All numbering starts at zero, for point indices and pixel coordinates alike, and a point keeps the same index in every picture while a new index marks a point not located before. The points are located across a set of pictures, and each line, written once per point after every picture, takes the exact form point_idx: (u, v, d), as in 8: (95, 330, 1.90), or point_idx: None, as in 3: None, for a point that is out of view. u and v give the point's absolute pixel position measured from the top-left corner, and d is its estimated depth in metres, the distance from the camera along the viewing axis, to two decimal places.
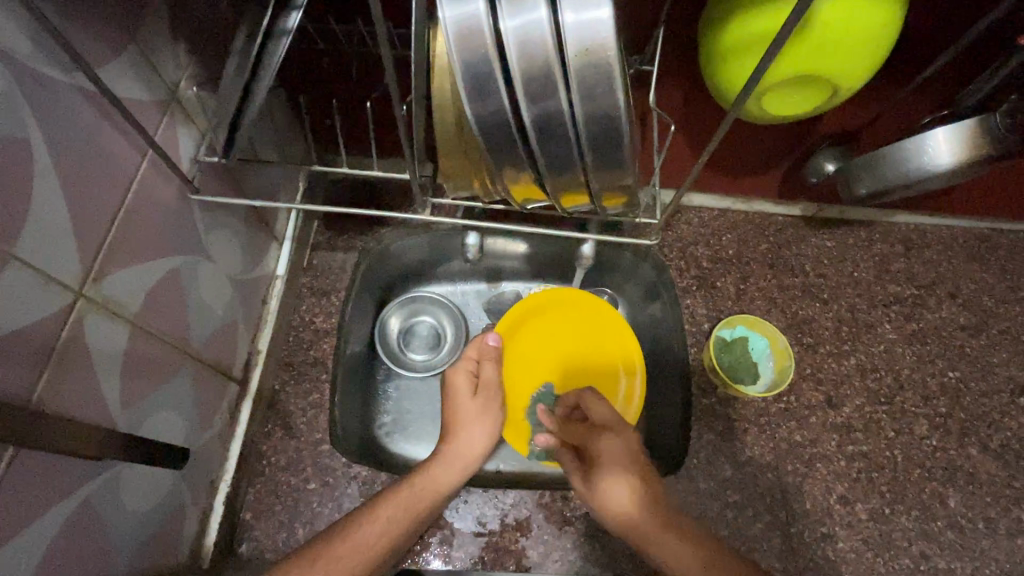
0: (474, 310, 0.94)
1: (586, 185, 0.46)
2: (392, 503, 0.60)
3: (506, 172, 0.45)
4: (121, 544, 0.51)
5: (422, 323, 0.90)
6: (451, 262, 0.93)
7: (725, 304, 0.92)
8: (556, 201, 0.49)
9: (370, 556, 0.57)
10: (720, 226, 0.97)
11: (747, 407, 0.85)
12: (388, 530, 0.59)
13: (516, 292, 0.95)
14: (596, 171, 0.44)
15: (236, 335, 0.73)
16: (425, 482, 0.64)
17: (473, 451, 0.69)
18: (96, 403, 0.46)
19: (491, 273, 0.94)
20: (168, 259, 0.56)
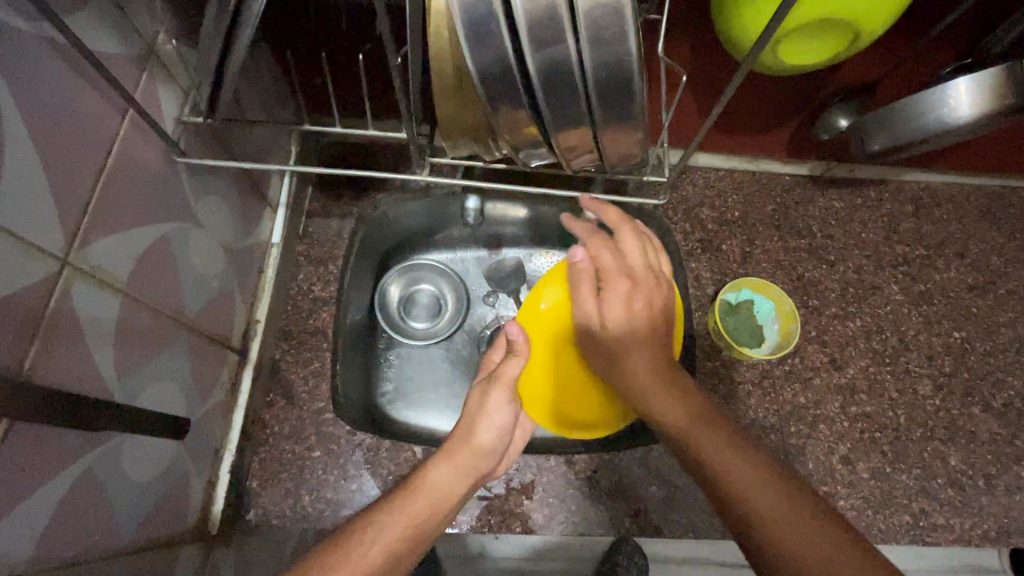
0: (475, 277, 0.92)
1: (593, 140, 0.44)
2: (388, 514, 0.52)
3: (506, 128, 0.42)
4: (124, 513, 0.51)
5: (421, 292, 0.89)
6: (450, 228, 0.91)
7: (729, 267, 0.91)
8: (561, 158, 0.46)
9: (381, 566, 0.48)
10: (726, 186, 0.95)
11: (751, 370, 0.84)
12: (390, 540, 0.49)
13: (517, 258, 0.92)
14: (603, 125, 0.41)
15: (233, 304, 0.72)
16: (424, 489, 0.55)
17: (485, 448, 0.60)
18: (93, 375, 0.45)
19: (491, 239, 0.92)
20: (157, 227, 0.53)
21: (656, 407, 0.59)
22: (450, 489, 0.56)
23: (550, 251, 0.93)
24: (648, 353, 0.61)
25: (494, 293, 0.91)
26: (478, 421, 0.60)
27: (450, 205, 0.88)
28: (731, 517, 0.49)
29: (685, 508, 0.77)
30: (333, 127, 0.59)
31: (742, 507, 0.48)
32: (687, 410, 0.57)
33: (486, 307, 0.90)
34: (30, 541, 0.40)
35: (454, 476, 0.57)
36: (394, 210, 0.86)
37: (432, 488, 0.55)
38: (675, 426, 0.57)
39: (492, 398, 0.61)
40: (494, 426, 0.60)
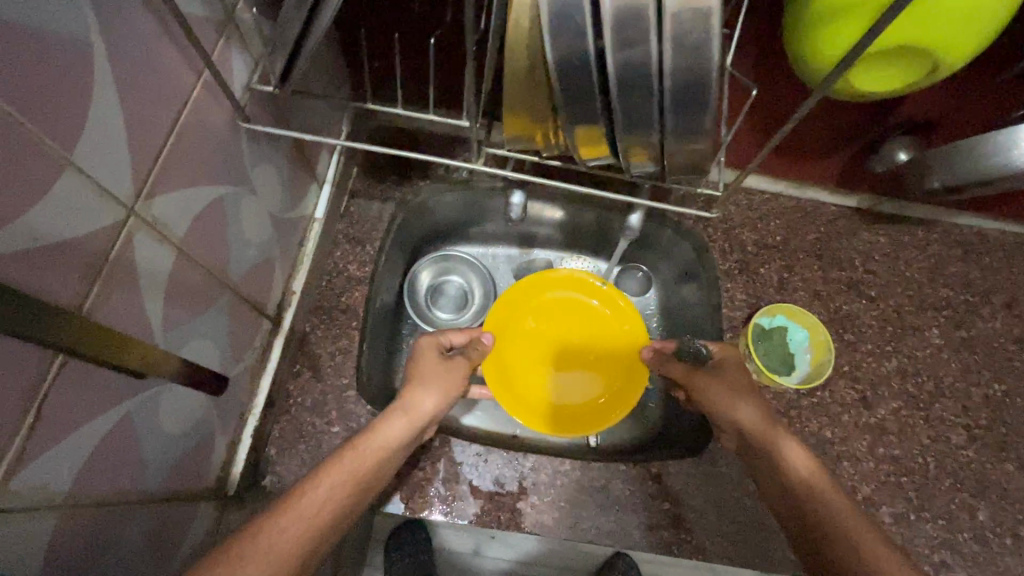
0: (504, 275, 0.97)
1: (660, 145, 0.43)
2: (335, 472, 0.54)
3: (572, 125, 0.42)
4: (154, 461, 0.52)
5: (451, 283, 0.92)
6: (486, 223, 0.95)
7: (765, 290, 0.90)
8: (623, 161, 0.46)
9: (318, 523, 0.49)
10: (769, 210, 0.95)
11: (778, 397, 0.83)
12: (330, 502, 0.51)
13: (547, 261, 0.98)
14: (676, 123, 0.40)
15: (272, 272, 0.73)
16: (374, 443, 0.58)
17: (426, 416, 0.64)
18: (142, 323, 0.47)
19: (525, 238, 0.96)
20: (214, 188, 0.55)
21: (780, 456, 0.57)
22: (398, 441, 0.60)
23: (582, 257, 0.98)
24: (804, 486, 0.54)
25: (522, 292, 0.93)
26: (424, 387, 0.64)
27: (491, 203, 0.91)
28: (824, 561, 0.50)
29: (698, 529, 0.75)
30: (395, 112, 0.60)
31: (831, 557, 0.49)
32: (820, 477, 0.55)
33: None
34: (68, 476, 0.41)
35: (402, 428, 0.61)
36: (435, 199, 0.89)
37: (381, 443, 0.59)
38: (801, 483, 0.55)
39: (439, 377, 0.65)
40: (437, 385, 0.65)
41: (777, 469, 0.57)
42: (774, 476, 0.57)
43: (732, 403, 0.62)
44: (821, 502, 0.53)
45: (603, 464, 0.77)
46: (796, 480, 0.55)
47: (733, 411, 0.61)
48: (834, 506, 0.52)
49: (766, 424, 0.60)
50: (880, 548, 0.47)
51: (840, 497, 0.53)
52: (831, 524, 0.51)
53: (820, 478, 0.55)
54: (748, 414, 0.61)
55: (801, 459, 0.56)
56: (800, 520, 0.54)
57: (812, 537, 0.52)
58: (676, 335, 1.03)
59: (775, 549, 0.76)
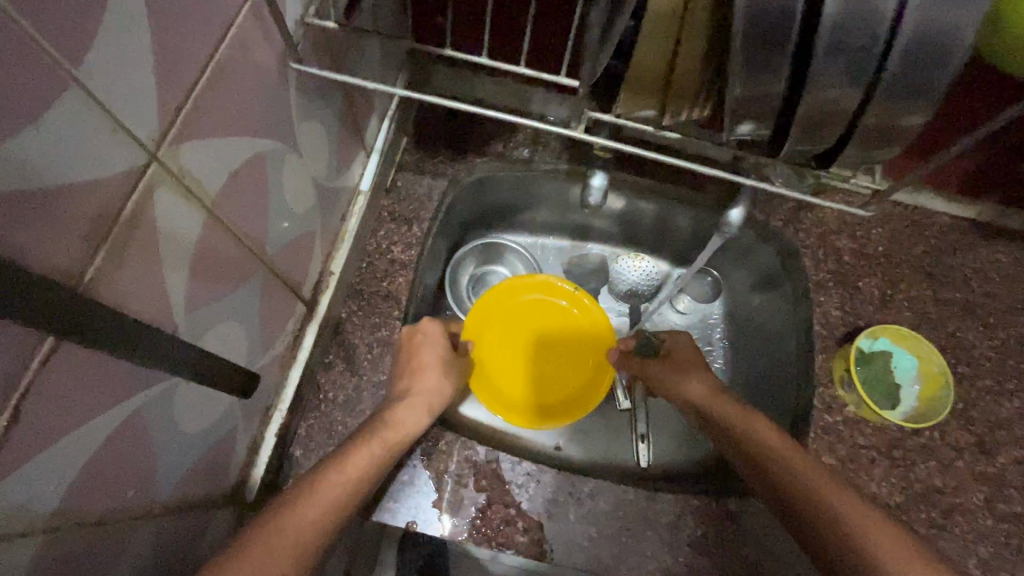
0: (551, 266, 1.03)
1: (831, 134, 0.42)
2: (338, 469, 0.50)
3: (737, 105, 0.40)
4: (166, 467, 0.43)
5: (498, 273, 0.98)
6: (537, 210, 0.96)
7: (865, 308, 0.78)
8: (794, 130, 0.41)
9: (365, 484, 0.51)
10: (871, 216, 0.83)
11: (878, 434, 0.71)
12: (352, 484, 0.50)
13: (601, 255, 1.03)
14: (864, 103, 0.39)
15: (311, 248, 0.64)
16: (394, 429, 0.57)
17: (433, 402, 0.63)
18: (159, 301, 0.37)
19: (577, 233, 1.01)
20: (255, 142, 0.45)
21: (741, 430, 0.63)
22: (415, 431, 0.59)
23: (639, 256, 0.99)
24: (769, 452, 0.59)
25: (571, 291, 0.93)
26: (427, 368, 0.64)
27: (546, 183, 0.88)
28: (792, 521, 0.55)
29: None
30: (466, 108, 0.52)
31: (794, 513, 0.55)
32: (783, 441, 0.60)
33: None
34: (57, 491, 0.32)
35: (418, 410, 0.61)
36: (490, 179, 0.84)
37: (400, 429, 0.57)
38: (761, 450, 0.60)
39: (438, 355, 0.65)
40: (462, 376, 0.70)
41: (744, 441, 0.62)
42: (739, 446, 0.63)
43: (682, 385, 0.71)
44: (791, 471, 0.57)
45: (672, 497, 0.67)
46: (755, 450, 0.60)
47: (683, 389, 0.70)
48: (794, 466, 0.57)
49: (713, 394, 0.68)
50: (834, 499, 0.53)
51: (795, 455, 0.58)
52: (782, 472, 0.57)
53: (788, 446, 0.59)
54: (695, 389, 0.69)
55: (768, 433, 0.61)
56: (762, 481, 0.59)
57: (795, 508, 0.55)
58: (754, 350, 0.92)
59: None
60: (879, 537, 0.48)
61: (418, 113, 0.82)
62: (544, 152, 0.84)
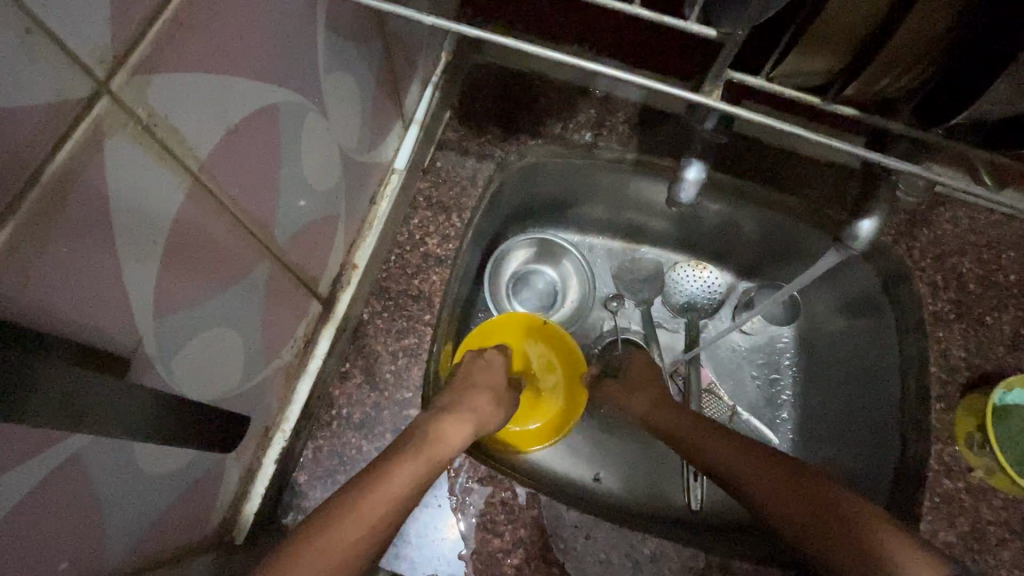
0: (601, 270, 0.91)
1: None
2: (385, 481, 0.45)
3: (1011, 91, 0.31)
4: (116, 518, 0.32)
5: (542, 276, 0.88)
6: (591, 207, 0.85)
7: (994, 350, 0.64)
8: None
9: (404, 506, 0.45)
10: (1003, 237, 0.68)
11: (1010, 509, 0.57)
12: (392, 494, 0.44)
13: (656, 261, 0.90)
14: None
15: (332, 236, 0.52)
16: (435, 444, 0.50)
17: (482, 425, 0.57)
18: (110, 301, 0.26)
19: (631, 233, 0.89)
20: (265, 90, 0.34)
21: (705, 451, 0.60)
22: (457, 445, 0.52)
23: (702, 266, 0.88)
24: (744, 472, 0.56)
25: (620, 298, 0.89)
26: (479, 388, 0.60)
27: (607, 174, 0.76)
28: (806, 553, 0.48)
29: None
30: (542, 50, 0.42)
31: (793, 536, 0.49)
32: (753, 456, 0.56)
33: (606, 312, 0.90)
34: None
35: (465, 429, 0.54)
36: (543, 166, 0.72)
37: (448, 443, 0.51)
38: (733, 473, 0.56)
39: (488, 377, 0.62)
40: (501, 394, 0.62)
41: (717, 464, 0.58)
42: (715, 470, 0.59)
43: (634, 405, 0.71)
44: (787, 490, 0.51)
45: (751, 569, 0.54)
46: (738, 477, 0.55)
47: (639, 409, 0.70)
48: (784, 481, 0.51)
49: (660, 409, 0.69)
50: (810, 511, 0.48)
51: (759, 468, 0.55)
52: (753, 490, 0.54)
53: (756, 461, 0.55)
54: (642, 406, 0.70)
55: (732, 451, 0.58)
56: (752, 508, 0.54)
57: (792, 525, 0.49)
58: (836, 384, 0.79)
59: None
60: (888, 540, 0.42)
61: (465, 83, 0.70)
62: (613, 135, 0.70)
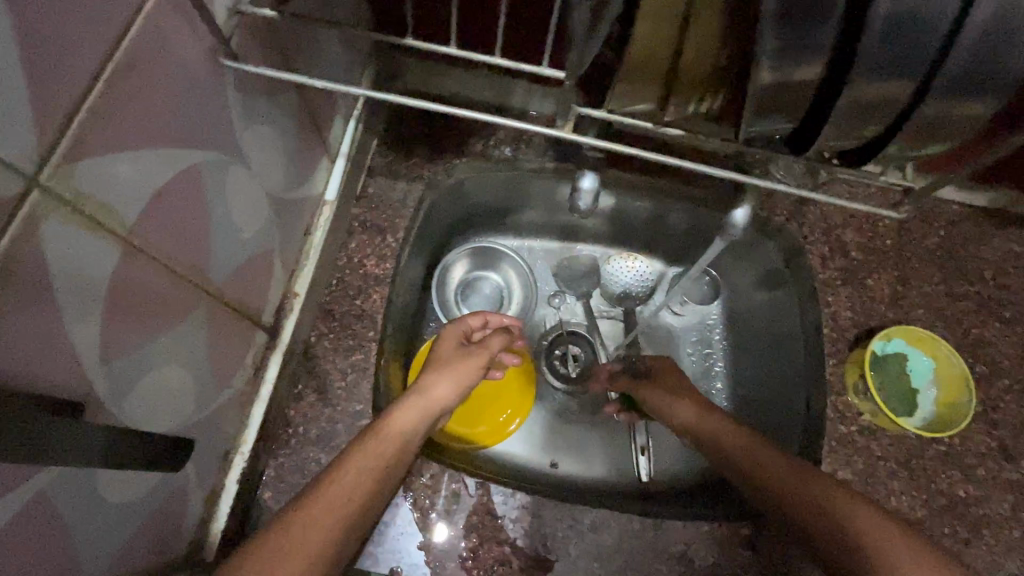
0: (542, 271, 0.96)
1: (873, 105, 0.35)
2: (344, 473, 0.49)
3: (784, 103, 0.37)
4: (86, 544, 0.36)
5: (487, 281, 0.92)
6: (525, 211, 0.90)
7: (876, 308, 0.73)
8: (837, 120, 0.37)
9: (360, 494, 0.49)
10: (879, 208, 0.78)
11: (897, 444, 0.66)
12: (350, 483, 0.49)
13: (592, 257, 0.97)
14: (893, 65, 0.33)
15: (271, 269, 0.57)
16: (389, 430, 0.53)
17: (438, 401, 0.59)
18: (59, 355, 0.31)
19: (567, 233, 0.95)
20: (186, 154, 0.38)
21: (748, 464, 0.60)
22: (411, 426, 0.56)
23: (633, 256, 0.95)
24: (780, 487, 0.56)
25: (560, 295, 0.95)
26: (439, 371, 0.61)
27: (534, 183, 0.82)
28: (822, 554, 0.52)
29: None
30: (423, 104, 0.48)
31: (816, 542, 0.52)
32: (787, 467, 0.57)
33: (550, 308, 0.95)
34: None
35: (418, 411, 0.57)
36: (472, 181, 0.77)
37: (397, 426, 0.54)
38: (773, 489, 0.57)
39: (448, 361, 0.63)
40: (454, 371, 0.62)
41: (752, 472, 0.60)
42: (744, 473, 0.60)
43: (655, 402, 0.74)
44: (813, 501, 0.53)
45: (681, 524, 0.61)
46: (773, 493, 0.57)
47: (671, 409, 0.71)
48: (811, 488, 0.55)
49: (699, 416, 0.69)
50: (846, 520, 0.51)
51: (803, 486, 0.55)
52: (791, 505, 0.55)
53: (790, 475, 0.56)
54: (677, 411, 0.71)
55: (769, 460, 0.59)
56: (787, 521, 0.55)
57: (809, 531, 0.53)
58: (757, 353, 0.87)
59: None
60: (904, 556, 0.46)
61: (389, 112, 0.75)
62: (530, 149, 0.77)
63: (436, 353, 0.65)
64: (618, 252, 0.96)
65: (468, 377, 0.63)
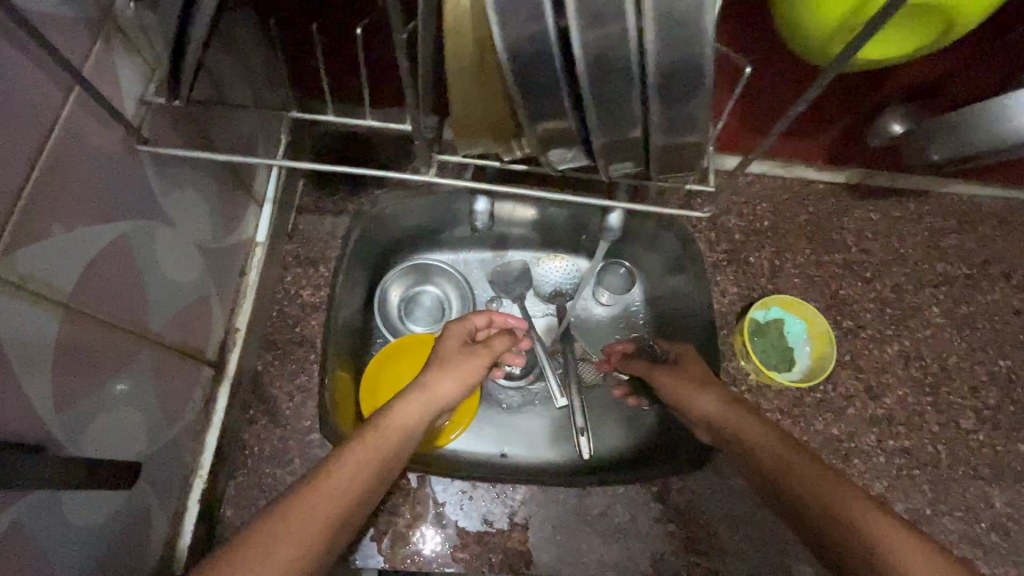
0: (479, 279, 0.94)
1: (620, 149, 0.35)
2: (344, 467, 0.48)
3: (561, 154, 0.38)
4: (61, 564, 0.43)
5: (426, 294, 0.92)
6: (454, 229, 0.91)
7: (758, 281, 0.84)
8: (602, 166, 0.38)
9: (354, 497, 0.47)
10: (756, 193, 0.89)
11: (780, 396, 0.77)
12: (350, 480, 0.47)
13: (523, 261, 0.95)
14: (624, 122, 0.33)
15: (210, 312, 0.64)
16: (387, 426, 0.53)
17: (440, 397, 0.59)
18: (17, 410, 0.38)
19: (497, 241, 0.93)
20: (112, 227, 0.45)
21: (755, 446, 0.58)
22: (411, 422, 0.55)
23: (560, 256, 0.95)
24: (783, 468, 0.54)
25: (499, 299, 0.93)
26: (444, 367, 0.61)
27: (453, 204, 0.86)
28: None
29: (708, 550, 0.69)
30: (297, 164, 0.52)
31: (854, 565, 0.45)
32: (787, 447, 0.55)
33: None
34: None
35: (419, 409, 0.57)
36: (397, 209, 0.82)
37: (398, 423, 0.54)
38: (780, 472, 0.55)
39: (452, 358, 0.62)
40: (458, 370, 0.61)
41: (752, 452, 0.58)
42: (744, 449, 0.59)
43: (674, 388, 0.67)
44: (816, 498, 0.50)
45: (599, 490, 0.70)
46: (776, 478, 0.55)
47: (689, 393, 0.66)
48: (805, 478, 0.52)
49: (720, 404, 0.63)
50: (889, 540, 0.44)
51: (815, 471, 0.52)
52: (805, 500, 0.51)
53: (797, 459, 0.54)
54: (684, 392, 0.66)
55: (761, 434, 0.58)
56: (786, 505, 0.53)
57: (819, 534, 0.49)
58: None
59: (787, 563, 0.70)
60: (884, 533, 0.44)
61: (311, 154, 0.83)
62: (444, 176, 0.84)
63: (441, 345, 0.64)
64: (550, 254, 0.95)
65: (471, 374, 0.62)
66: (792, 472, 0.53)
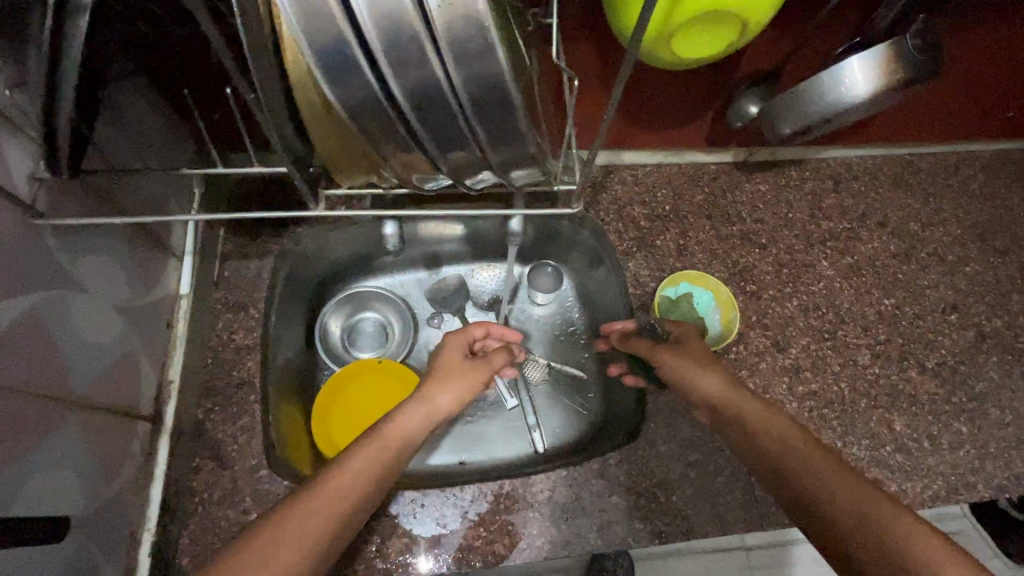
0: (417, 299, 0.96)
1: (462, 164, 0.42)
2: (353, 468, 0.50)
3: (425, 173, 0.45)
4: None
5: (366, 321, 0.92)
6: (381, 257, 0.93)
7: (667, 261, 0.91)
8: (455, 177, 0.44)
9: (358, 500, 0.48)
10: (655, 181, 0.96)
11: None
12: (358, 481, 0.50)
13: (458, 275, 0.98)
14: (456, 142, 0.39)
15: (136, 368, 0.65)
16: (390, 431, 0.56)
17: (440, 408, 0.63)
18: None
19: (428, 260, 0.96)
20: (18, 301, 0.47)
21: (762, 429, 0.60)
22: (412, 428, 0.58)
23: (491, 266, 0.98)
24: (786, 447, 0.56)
25: (439, 314, 0.96)
26: (445, 378, 0.65)
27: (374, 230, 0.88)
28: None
29: (650, 514, 0.75)
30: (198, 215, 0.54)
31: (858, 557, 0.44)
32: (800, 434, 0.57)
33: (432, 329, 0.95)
34: None
35: (422, 419, 0.60)
36: (320, 243, 0.84)
37: (400, 429, 0.57)
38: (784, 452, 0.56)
39: (452, 369, 0.67)
40: (456, 383, 0.66)
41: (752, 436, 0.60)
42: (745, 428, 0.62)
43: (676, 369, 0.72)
44: (828, 490, 0.49)
45: (543, 475, 0.75)
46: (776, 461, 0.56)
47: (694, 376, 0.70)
48: (813, 463, 0.52)
49: (726, 387, 0.68)
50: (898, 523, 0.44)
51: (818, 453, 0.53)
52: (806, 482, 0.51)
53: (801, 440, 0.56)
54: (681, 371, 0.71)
55: (768, 415, 0.61)
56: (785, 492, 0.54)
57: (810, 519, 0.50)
58: None
59: (723, 512, 0.76)
60: (895, 521, 0.44)
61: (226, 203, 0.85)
62: None
63: (442, 355, 0.69)
64: (483, 264, 0.98)
65: (469, 387, 0.66)
66: (799, 461, 0.53)
